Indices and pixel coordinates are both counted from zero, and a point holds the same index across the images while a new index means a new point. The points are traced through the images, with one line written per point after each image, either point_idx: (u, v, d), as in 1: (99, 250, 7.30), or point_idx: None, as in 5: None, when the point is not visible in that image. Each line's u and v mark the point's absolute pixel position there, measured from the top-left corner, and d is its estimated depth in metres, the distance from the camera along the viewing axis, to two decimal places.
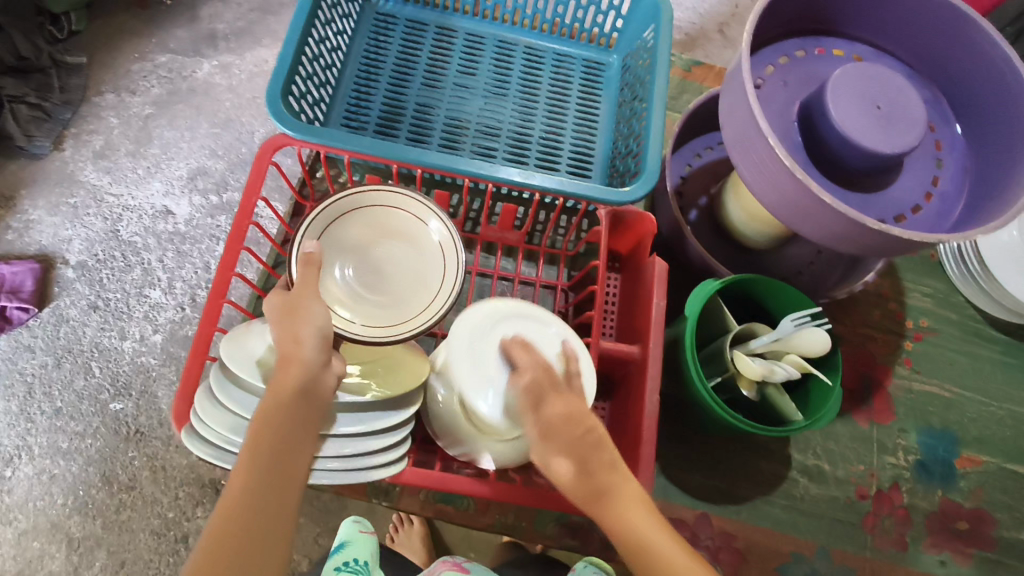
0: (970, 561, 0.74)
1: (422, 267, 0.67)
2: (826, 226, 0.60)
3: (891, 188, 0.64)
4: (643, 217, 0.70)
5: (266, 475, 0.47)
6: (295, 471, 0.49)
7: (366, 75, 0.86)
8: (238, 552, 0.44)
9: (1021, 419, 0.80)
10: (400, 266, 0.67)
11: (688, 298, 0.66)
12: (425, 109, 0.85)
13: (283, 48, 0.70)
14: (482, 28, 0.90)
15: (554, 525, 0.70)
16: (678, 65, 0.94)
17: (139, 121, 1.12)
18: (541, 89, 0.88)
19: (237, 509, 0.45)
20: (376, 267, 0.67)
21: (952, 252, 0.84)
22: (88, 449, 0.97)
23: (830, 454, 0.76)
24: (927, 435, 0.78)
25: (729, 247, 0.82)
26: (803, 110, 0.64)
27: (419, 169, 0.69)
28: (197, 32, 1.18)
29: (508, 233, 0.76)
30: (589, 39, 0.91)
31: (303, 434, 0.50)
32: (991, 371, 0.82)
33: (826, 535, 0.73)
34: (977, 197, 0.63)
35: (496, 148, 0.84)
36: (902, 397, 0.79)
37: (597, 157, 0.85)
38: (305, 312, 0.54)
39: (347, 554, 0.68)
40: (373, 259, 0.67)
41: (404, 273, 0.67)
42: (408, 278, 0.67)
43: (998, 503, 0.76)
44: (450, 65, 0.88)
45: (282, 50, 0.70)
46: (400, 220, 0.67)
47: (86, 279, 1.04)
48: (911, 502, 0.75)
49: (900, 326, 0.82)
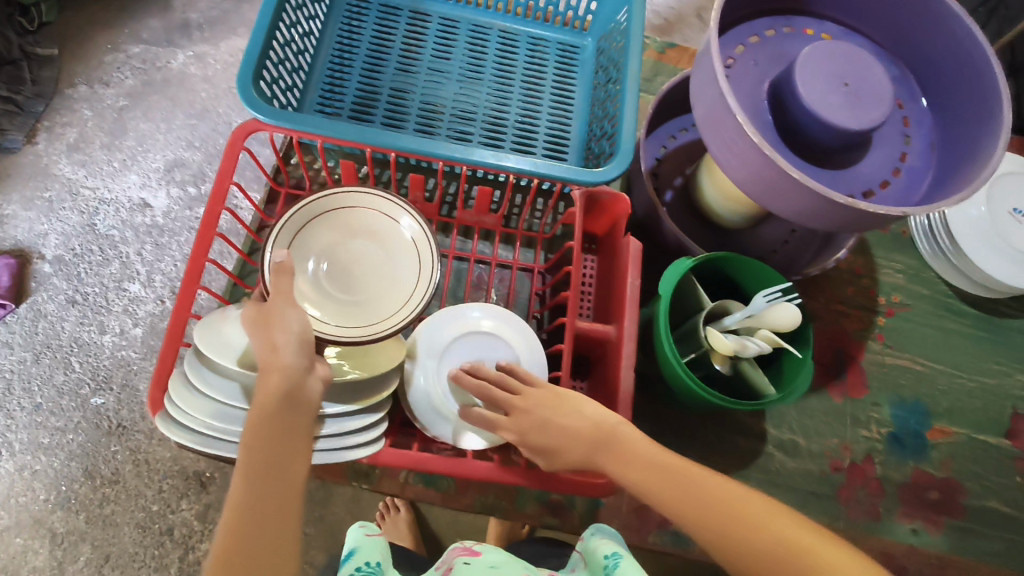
0: (942, 528, 0.76)
1: (394, 266, 0.66)
2: (796, 202, 0.61)
3: (860, 165, 0.65)
4: (617, 198, 0.70)
5: (266, 485, 0.48)
6: (292, 475, 0.50)
7: (339, 61, 0.85)
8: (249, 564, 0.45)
9: (990, 390, 0.82)
10: (370, 266, 0.66)
11: (662, 277, 0.67)
12: (399, 93, 0.84)
13: (253, 33, 0.69)
14: (456, 12, 0.90)
15: (534, 504, 0.71)
16: (652, 47, 0.95)
17: (114, 113, 1.11)
18: (516, 73, 0.88)
19: (243, 523, 0.46)
20: (345, 267, 0.65)
21: (923, 228, 0.85)
22: (70, 444, 0.96)
23: (804, 429, 0.77)
24: (899, 407, 0.79)
25: (705, 227, 0.83)
26: (773, 88, 0.65)
27: (393, 153, 0.69)
28: (171, 22, 1.16)
29: (484, 217, 0.76)
30: (564, 22, 0.91)
31: (296, 438, 0.51)
32: (961, 344, 0.83)
33: (801, 507, 0.74)
34: (943, 172, 0.64)
35: (471, 132, 0.84)
36: (875, 371, 0.81)
37: (573, 140, 0.85)
38: (279, 318, 0.53)
39: (360, 558, 0.56)
40: (342, 261, 0.65)
41: (374, 273, 0.66)
42: (378, 280, 0.66)
43: (968, 472, 0.78)
44: (424, 50, 0.87)
45: (252, 34, 0.69)
46: (369, 219, 0.65)
47: (64, 273, 1.03)
48: (884, 473, 0.77)
49: (872, 302, 0.83)
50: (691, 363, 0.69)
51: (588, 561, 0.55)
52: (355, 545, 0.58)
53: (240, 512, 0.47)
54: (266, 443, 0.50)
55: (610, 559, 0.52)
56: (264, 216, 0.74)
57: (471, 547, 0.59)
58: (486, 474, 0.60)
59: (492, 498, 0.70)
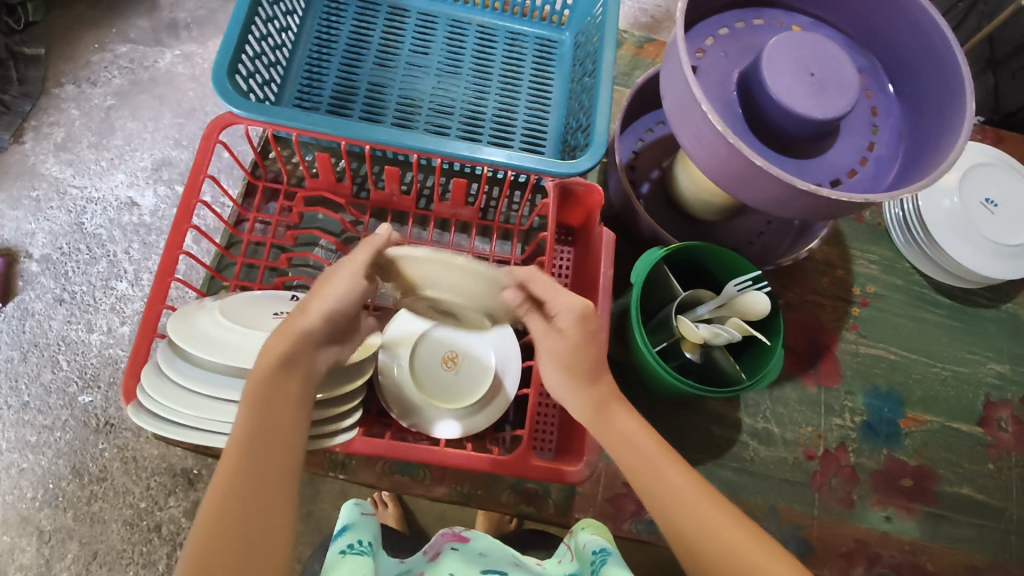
0: (914, 515, 0.77)
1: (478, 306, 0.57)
2: (763, 191, 0.61)
3: (827, 154, 0.66)
4: (591, 189, 0.71)
5: (268, 443, 0.45)
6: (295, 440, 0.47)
7: (318, 56, 0.86)
8: (243, 523, 0.41)
9: (964, 378, 0.83)
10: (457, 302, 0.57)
11: (634, 267, 0.68)
12: (377, 87, 0.85)
13: (228, 28, 0.70)
14: (435, 7, 0.91)
15: (509, 493, 0.72)
16: (631, 42, 0.95)
17: (101, 112, 1.11)
18: (494, 67, 0.89)
19: (242, 480, 0.42)
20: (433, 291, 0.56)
21: (897, 220, 0.86)
22: (57, 442, 0.96)
23: (779, 417, 0.78)
24: (873, 396, 0.80)
25: (681, 219, 0.84)
26: (741, 79, 0.66)
27: (368, 146, 0.70)
28: (158, 21, 1.17)
29: (460, 209, 0.77)
30: (542, 17, 0.91)
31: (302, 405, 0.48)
32: (934, 333, 0.84)
33: (775, 495, 0.75)
34: (909, 161, 0.65)
35: (449, 125, 0.84)
36: (849, 361, 0.81)
37: (549, 132, 0.86)
38: (325, 286, 0.52)
39: (352, 536, 0.56)
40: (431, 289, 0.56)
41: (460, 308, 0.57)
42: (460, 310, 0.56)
43: (941, 459, 0.79)
44: (403, 45, 0.88)
45: (227, 29, 0.70)
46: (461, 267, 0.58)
47: (51, 272, 1.03)
48: (857, 461, 0.77)
49: (847, 292, 0.84)
50: (664, 352, 0.70)
51: (578, 558, 0.57)
52: (348, 522, 0.58)
53: (221, 504, 0.41)
54: (251, 462, 0.44)
55: (598, 555, 0.54)
56: (242, 210, 0.74)
57: (458, 534, 0.61)
58: (458, 461, 0.61)
59: (467, 487, 0.71)
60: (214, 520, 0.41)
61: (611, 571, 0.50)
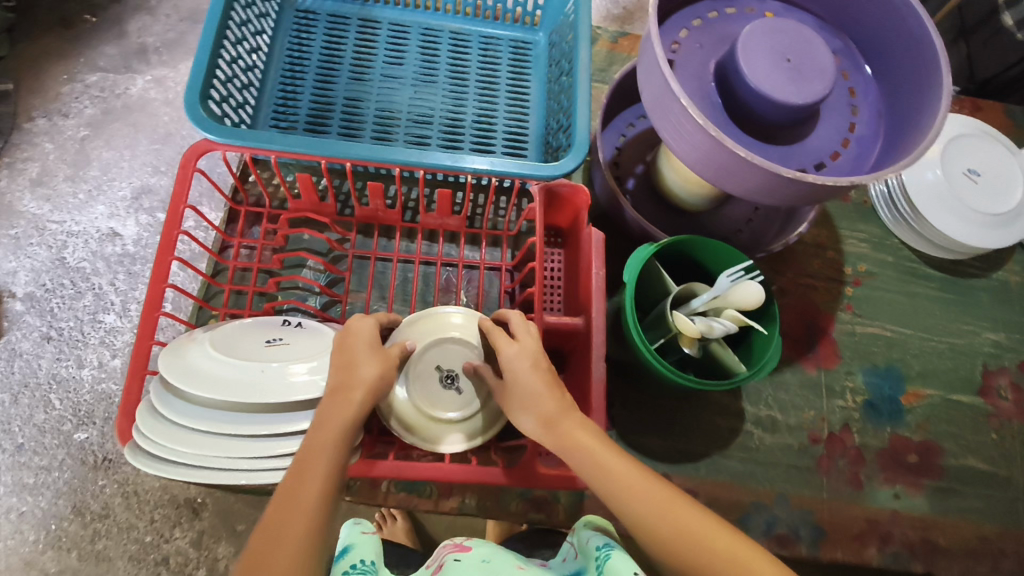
0: (922, 490, 0.77)
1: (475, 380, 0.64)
2: (748, 180, 0.61)
3: (809, 138, 0.66)
4: (577, 190, 0.70)
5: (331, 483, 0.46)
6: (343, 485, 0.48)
7: (291, 75, 0.85)
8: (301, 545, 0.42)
9: (960, 350, 0.83)
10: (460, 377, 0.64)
11: (625, 264, 0.67)
12: (354, 102, 0.84)
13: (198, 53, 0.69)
14: (406, 17, 0.90)
15: (518, 501, 0.71)
16: (605, 38, 0.95)
17: (76, 144, 1.09)
18: (470, 73, 0.88)
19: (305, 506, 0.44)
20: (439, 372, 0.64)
21: (883, 197, 0.86)
22: (56, 482, 0.95)
23: (781, 403, 0.78)
24: (873, 374, 0.81)
25: (669, 212, 0.83)
26: (719, 70, 0.65)
27: (349, 163, 0.69)
28: (126, 47, 1.15)
29: (448, 219, 0.76)
30: (515, 19, 0.91)
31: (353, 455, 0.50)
32: (928, 307, 0.85)
33: (784, 482, 0.75)
34: (890, 139, 0.65)
35: (429, 135, 0.84)
36: (846, 341, 0.81)
37: (530, 135, 0.85)
38: (361, 336, 0.56)
39: (353, 557, 0.54)
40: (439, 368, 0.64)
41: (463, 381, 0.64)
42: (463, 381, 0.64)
43: (944, 433, 0.79)
44: (376, 57, 0.87)
45: (197, 55, 0.68)
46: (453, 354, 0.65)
47: (36, 310, 1.01)
48: (862, 441, 0.78)
49: (839, 273, 0.84)
50: (662, 349, 0.69)
51: (581, 555, 0.55)
52: (349, 543, 0.56)
53: (278, 526, 0.43)
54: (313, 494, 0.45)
55: (603, 550, 0.51)
56: (226, 237, 0.73)
57: (459, 545, 0.58)
58: (463, 477, 0.60)
59: (474, 500, 0.70)
60: (267, 539, 0.42)
61: (616, 564, 0.48)
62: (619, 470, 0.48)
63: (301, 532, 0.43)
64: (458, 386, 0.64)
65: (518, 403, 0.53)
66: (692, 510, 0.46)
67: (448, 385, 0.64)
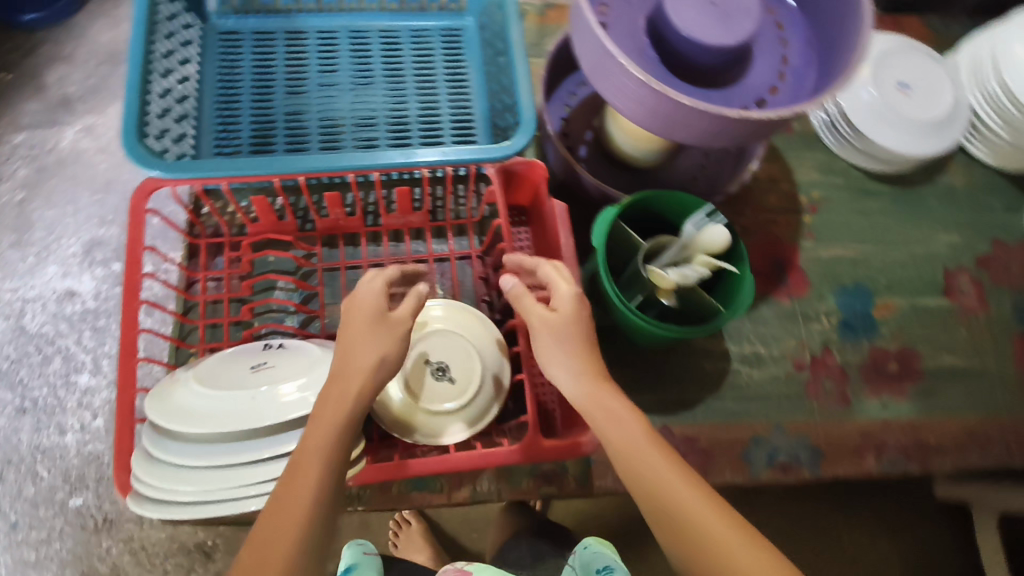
0: (907, 395, 0.80)
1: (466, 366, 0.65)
2: (695, 127, 0.62)
3: (746, 78, 0.67)
4: (532, 164, 0.71)
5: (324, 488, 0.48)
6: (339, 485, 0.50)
7: (226, 98, 0.83)
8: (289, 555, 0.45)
9: (920, 256, 0.87)
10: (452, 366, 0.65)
11: (592, 230, 0.69)
12: (295, 116, 0.83)
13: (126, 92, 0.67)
14: (332, 22, 0.89)
15: (529, 478, 0.72)
16: (533, 12, 0.95)
17: (14, 207, 1.06)
18: (406, 68, 0.87)
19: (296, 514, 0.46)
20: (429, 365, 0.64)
21: (824, 124, 0.90)
22: (60, 552, 0.93)
23: (762, 338, 0.80)
24: (843, 294, 0.83)
25: (625, 173, 0.85)
26: (650, 24, 0.66)
27: (303, 177, 0.68)
28: (48, 100, 1.11)
29: (411, 216, 0.77)
30: (441, 7, 0.90)
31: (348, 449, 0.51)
32: (883, 221, 0.88)
33: (778, 411, 0.77)
34: (823, 65, 0.67)
35: (376, 137, 0.83)
36: (813, 267, 0.84)
37: (477, 120, 0.86)
38: (362, 309, 0.55)
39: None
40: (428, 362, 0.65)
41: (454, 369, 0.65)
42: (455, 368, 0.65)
43: (918, 337, 0.83)
44: (309, 67, 0.86)
45: (126, 93, 0.67)
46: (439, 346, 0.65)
47: (5, 384, 0.98)
48: (844, 359, 0.81)
49: (796, 203, 0.87)
50: (642, 306, 0.71)
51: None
52: (352, 563, 0.66)
53: (269, 536, 0.45)
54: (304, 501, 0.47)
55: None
56: (190, 272, 0.72)
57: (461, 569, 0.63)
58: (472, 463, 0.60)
59: (486, 485, 0.71)
60: (259, 549, 0.45)
61: None
62: (656, 463, 0.50)
63: (292, 530, 0.46)
64: (451, 376, 0.64)
65: (554, 339, 0.55)
66: (701, 499, 0.48)
67: (441, 376, 0.64)
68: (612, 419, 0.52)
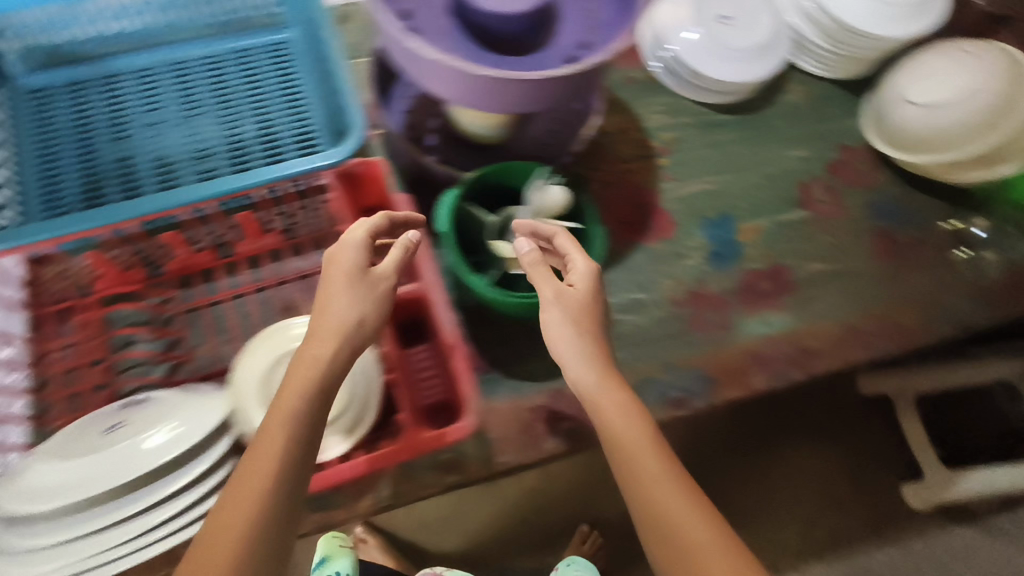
0: (786, 307, 0.83)
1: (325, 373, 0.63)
2: (502, 90, 0.61)
3: (556, 38, 0.66)
4: (368, 164, 0.70)
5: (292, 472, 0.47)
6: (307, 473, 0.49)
7: (47, 157, 0.79)
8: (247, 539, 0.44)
9: (773, 175, 0.90)
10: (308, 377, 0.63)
11: (437, 219, 0.69)
12: (125, 162, 0.80)
13: None
14: (147, 59, 0.85)
15: (432, 471, 0.71)
16: (358, 11, 0.94)
17: None
18: (235, 91, 0.85)
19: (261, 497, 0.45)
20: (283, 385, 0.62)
21: (661, 68, 0.92)
22: None
23: (637, 284, 0.82)
24: (707, 226, 0.86)
25: (476, 152, 0.85)
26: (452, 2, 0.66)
27: (128, 224, 0.65)
28: None
29: (261, 239, 0.76)
30: (260, 24, 0.88)
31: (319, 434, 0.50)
32: (733, 149, 0.91)
33: (665, 350, 0.79)
34: (628, 8, 0.65)
35: (215, 166, 0.81)
36: (675, 206, 0.87)
37: (317, 128, 0.84)
38: (343, 260, 0.54)
39: None
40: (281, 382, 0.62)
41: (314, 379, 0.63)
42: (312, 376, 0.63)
43: (784, 251, 0.86)
44: (132, 109, 0.83)
45: None
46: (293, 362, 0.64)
47: None
48: (719, 288, 0.83)
49: (648, 149, 0.89)
50: (503, 280, 0.72)
51: None
52: None
53: (233, 519, 0.44)
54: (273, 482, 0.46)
55: None
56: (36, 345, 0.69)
57: None
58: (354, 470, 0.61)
59: (388, 489, 0.70)
60: (222, 531, 0.44)
61: None
62: (657, 469, 0.51)
63: (251, 509, 0.45)
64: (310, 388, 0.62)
65: (569, 316, 0.57)
66: (691, 508, 0.50)
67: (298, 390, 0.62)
68: (619, 415, 0.53)
